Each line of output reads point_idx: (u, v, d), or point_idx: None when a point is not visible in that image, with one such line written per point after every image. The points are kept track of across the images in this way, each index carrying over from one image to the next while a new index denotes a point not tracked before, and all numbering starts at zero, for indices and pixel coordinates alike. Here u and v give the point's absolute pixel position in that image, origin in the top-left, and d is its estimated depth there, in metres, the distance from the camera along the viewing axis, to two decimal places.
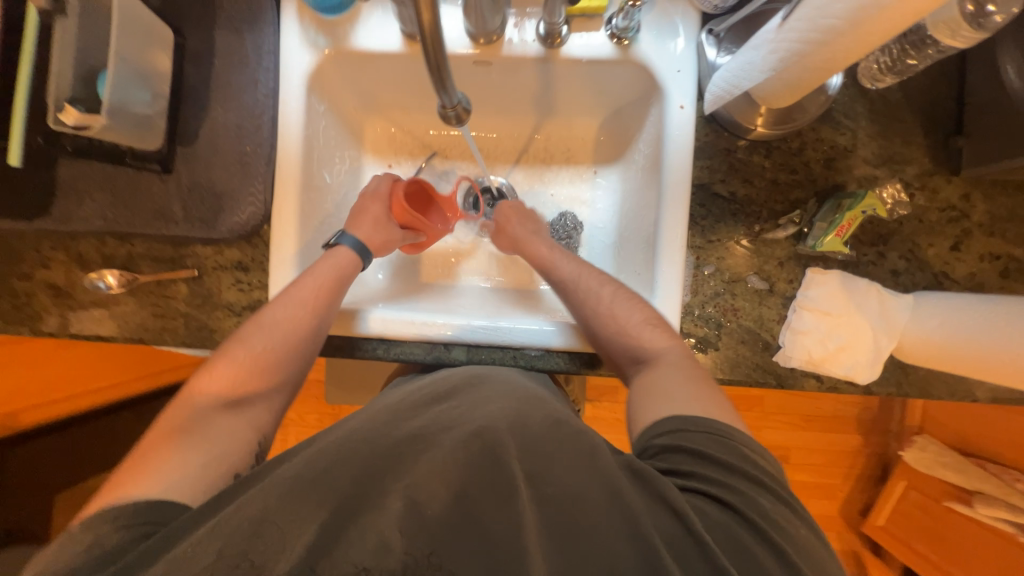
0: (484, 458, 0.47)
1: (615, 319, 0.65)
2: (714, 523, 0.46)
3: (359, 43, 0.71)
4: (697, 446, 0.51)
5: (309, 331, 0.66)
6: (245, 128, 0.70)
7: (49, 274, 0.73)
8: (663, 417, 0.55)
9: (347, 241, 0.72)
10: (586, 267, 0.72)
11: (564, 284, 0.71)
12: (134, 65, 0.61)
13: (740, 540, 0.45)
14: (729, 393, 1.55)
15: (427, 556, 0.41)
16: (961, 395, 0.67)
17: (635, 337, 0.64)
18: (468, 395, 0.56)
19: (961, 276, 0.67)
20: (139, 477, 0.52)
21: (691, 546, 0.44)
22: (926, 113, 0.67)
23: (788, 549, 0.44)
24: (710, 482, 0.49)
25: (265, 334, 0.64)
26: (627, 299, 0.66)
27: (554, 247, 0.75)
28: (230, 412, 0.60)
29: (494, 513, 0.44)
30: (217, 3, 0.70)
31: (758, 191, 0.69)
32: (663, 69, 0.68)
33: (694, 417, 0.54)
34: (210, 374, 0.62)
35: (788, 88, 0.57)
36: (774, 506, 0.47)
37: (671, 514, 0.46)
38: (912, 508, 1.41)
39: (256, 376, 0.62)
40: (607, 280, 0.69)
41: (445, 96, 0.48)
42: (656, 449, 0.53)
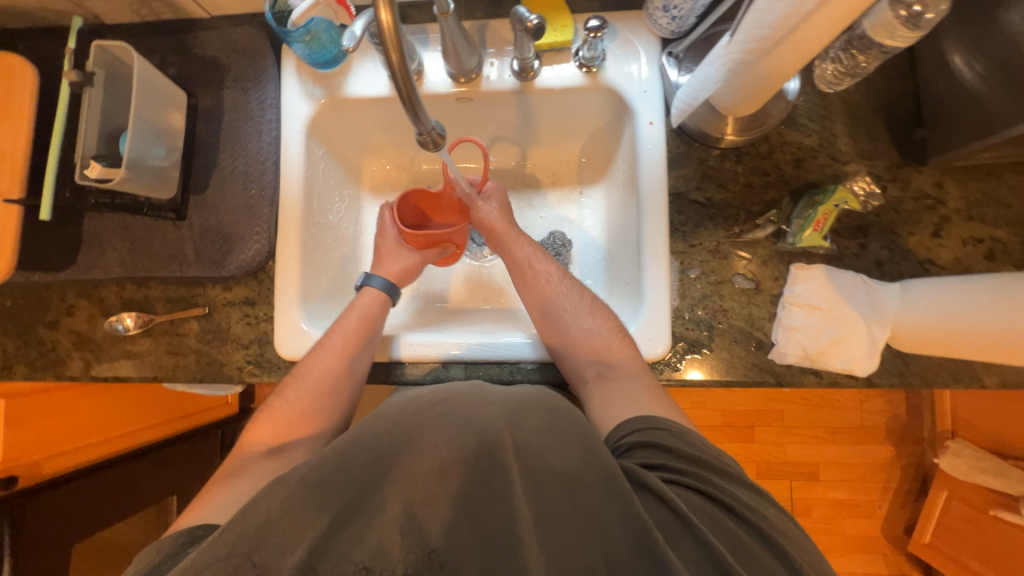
0: (482, 454, 0.50)
1: (583, 330, 0.68)
2: (698, 508, 0.47)
3: (352, 91, 0.78)
4: (661, 441, 0.53)
5: (341, 373, 0.68)
6: (251, 173, 0.77)
7: (73, 321, 0.79)
8: (628, 419, 0.57)
9: (375, 285, 0.75)
10: (566, 275, 0.74)
11: (541, 289, 0.73)
12: (151, 123, 0.68)
13: (723, 523, 0.47)
14: (746, 407, 1.51)
15: (428, 552, 0.44)
16: (968, 381, 0.66)
17: (600, 350, 0.67)
18: (467, 399, 0.57)
19: (946, 262, 0.68)
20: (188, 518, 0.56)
21: (680, 529, 0.45)
22: (885, 111, 0.71)
23: (770, 529, 0.46)
24: (687, 470, 0.50)
25: (306, 377, 0.68)
26: (599, 314, 0.69)
27: (536, 252, 0.75)
28: (271, 458, 0.63)
29: (488, 512, 0.46)
30: (225, 67, 0.78)
31: (734, 194, 0.72)
32: (631, 90, 0.73)
33: (653, 418, 0.56)
34: (257, 427, 0.66)
35: (745, 95, 0.61)
36: (745, 490, 0.50)
37: (656, 502, 0.47)
38: (956, 520, 1.32)
39: (299, 422, 0.66)
40: (586, 293, 0.72)
41: (419, 123, 0.52)
42: (625, 449, 0.55)
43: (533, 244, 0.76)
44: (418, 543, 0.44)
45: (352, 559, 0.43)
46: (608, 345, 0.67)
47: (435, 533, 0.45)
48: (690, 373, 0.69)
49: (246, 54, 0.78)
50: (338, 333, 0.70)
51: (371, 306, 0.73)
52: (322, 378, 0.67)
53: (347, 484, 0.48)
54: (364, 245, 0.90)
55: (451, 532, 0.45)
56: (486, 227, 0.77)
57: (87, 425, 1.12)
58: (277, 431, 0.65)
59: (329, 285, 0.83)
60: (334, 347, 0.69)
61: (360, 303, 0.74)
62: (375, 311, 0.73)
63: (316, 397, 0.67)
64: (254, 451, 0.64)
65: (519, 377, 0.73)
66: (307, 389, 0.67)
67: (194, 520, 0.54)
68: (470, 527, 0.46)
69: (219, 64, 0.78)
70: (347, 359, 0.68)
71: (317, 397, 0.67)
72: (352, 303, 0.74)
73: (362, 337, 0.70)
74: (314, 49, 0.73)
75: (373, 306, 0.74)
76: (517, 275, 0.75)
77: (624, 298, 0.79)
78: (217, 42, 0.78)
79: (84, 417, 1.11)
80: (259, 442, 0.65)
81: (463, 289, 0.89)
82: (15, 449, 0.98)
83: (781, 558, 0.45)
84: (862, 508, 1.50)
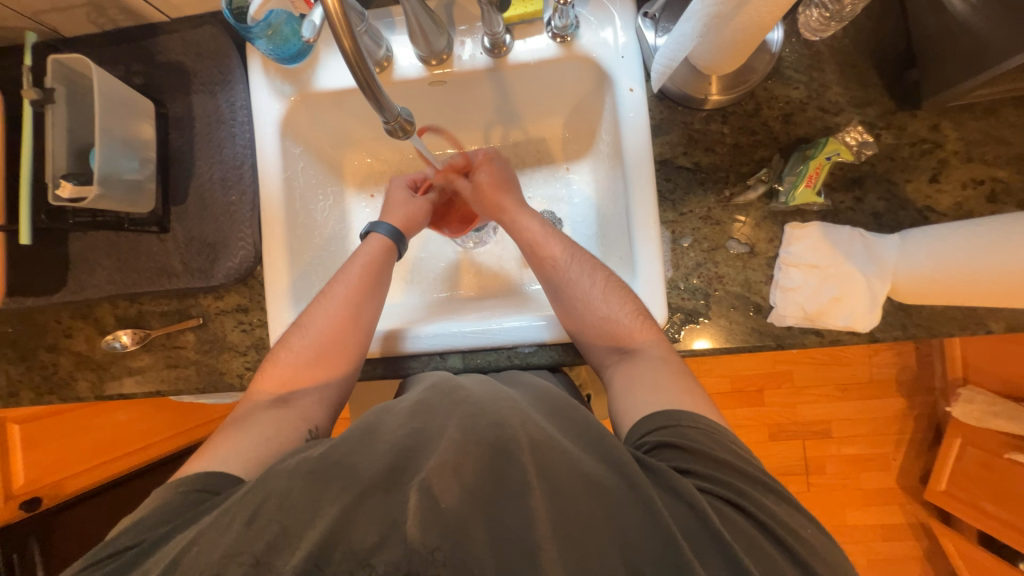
0: (497, 453, 0.49)
1: (599, 317, 0.65)
2: (729, 521, 0.46)
3: (322, 84, 0.76)
4: (691, 442, 0.52)
5: (353, 326, 0.69)
6: (229, 179, 0.75)
7: (72, 343, 0.79)
8: (652, 414, 0.56)
9: (384, 232, 0.75)
10: (575, 255, 0.71)
11: (551, 276, 0.71)
12: (120, 137, 0.67)
13: (755, 538, 0.45)
14: (755, 372, 1.50)
15: (432, 551, 0.42)
16: (974, 328, 0.64)
17: (619, 336, 0.65)
18: (485, 392, 0.59)
19: (947, 208, 0.65)
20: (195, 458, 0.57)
21: (706, 538, 0.45)
22: (875, 56, 0.68)
23: (793, 543, 0.46)
24: (718, 479, 0.49)
25: (313, 325, 0.68)
26: (616, 295, 0.66)
27: (546, 227, 0.74)
28: (276, 407, 0.63)
29: (493, 500, 0.46)
30: (191, 71, 0.76)
31: (722, 157, 0.70)
32: (608, 57, 0.70)
33: (680, 412, 0.55)
34: (265, 375, 0.66)
35: (725, 53, 0.59)
36: (778, 505, 0.48)
37: (684, 507, 0.47)
38: (971, 466, 1.32)
39: (308, 371, 0.66)
40: (600, 267, 0.69)
41: (384, 111, 0.51)
42: (651, 446, 0.53)
43: (541, 223, 0.74)
44: (417, 545, 0.42)
45: (353, 555, 0.42)
46: (627, 331, 0.64)
47: (438, 530, 0.43)
48: (699, 343, 0.68)
49: (211, 56, 0.76)
50: (344, 282, 0.71)
51: (378, 257, 0.74)
52: (330, 325, 0.68)
53: (346, 482, 0.47)
54: (353, 242, 0.89)
55: (459, 525, 0.44)
56: (483, 198, 0.78)
57: (104, 443, 1.15)
58: (285, 380, 0.65)
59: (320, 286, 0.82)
60: (340, 295, 0.70)
61: (366, 248, 0.74)
62: (376, 258, 0.74)
63: (325, 347, 0.67)
64: (261, 398, 0.64)
65: (517, 361, 0.73)
66: (314, 335, 0.67)
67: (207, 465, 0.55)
68: (474, 516, 0.45)
69: (184, 68, 0.76)
70: (354, 307, 0.69)
71: (328, 353, 0.67)
72: (358, 249, 0.76)
73: (367, 285, 0.71)
74: (278, 44, 0.71)
75: (382, 252, 0.74)
76: (529, 256, 0.73)
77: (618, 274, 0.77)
78: (180, 46, 0.76)
79: (101, 434, 1.13)
80: (267, 389, 0.64)
81: (460, 278, 0.89)
82: (34, 470, 1.07)
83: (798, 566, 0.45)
84: (877, 461, 1.50)
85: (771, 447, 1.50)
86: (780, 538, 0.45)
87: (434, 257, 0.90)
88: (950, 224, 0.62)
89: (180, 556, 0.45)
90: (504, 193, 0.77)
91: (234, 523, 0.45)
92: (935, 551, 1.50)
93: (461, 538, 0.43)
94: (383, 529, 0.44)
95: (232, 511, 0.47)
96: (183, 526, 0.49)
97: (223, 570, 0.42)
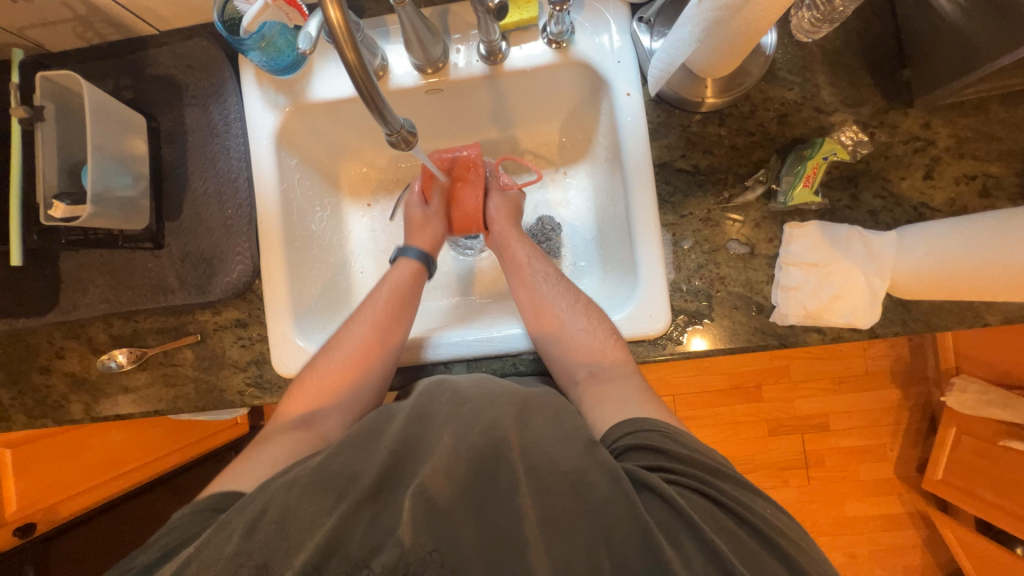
0: (487, 453, 0.49)
1: (575, 334, 0.67)
2: (701, 508, 0.46)
3: (317, 95, 0.75)
4: (657, 444, 0.51)
5: (377, 349, 0.68)
6: (225, 193, 0.74)
7: (65, 363, 0.77)
8: (617, 424, 0.56)
9: (412, 256, 0.76)
10: (561, 279, 0.73)
11: (538, 287, 0.72)
12: (113, 153, 0.66)
13: (724, 522, 0.46)
14: (754, 369, 1.51)
15: (431, 551, 0.42)
16: (971, 321, 0.65)
17: (593, 353, 0.65)
18: (478, 393, 0.58)
19: (941, 204, 0.67)
20: (220, 481, 0.56)
21: (681, 526, 0.44)
22: (866, 55, 0.69)
23: (777, 535, 0.45)
24: (687, 471, 0.49)
25: (339, 347, 0.68)
26: (593, 316, 0.68)
27: (533, 251, 0.76)
28: (301, 431, 0.62)
29: (499, 507, 0.46)
30: (182, 84, 0.75)
31: (720, 159, 0.70)
32: (605, 62, 0.70)
33: (645, 420, 0.55)
34: (290, 399, 0.65)
35: (722, 57, 0.60)
36: (744, 492, 0.48)
37: (658, 500, 0.47)
38: (967, 454, 1.34)
39: (333, 391, 0.65)
40: (580, 296, 0.71)
41: (387, 123, 0.50)
42: (621, 451, 0.53)
43: (530, 245, 0.77)
44: (412, 546, 0.42)
45: (352, 559, 0.42)
46: (600, 349, 0.65)
47: (435, 533, 0.43)
48: (697, 343, 0.69)
49: (201, 68, 0.75)
50: (370, 307, 0.71)
51: (408, 284, 0.74)
52: (355, 349, 0.67)
53: (346, 487, 0.47)
54: (351, 253, 0.88)
55: (458, 524, 0.44)
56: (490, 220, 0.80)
57: (104, 463, 1.14)
58: (310, 402, 0.65)
59: (320, 298, 0.80)
60: (370, 318, 0.70)
61: (395, 274, 0.75)
62: (406, 284, 0.74)
63: (352, 368, 0.66)
64: (285, 423, 0.63)
65: (523, 368, 0.73)
66: (340, 357, 0.67)
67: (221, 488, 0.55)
68: (478, 525, 0.45)
69: (175, 81, 0.75)
70: (379, 332, 0.69)
71: (350, 369, 0.66)
72: (387, 274, 0.76)
73: (394, 310, 0.71)
74: (271, 55, 0.70)
75: (410, 280, 0.74)
76: (514, 273, 0.75)
77: (619, 278, 0.76)
78: (170, 59, 0.75)
79: (98, 454, 1.12)
80: (292, 413, 0.64)
81: (465, 287, 0.88)
82: (29, 495, 1.01)
83: (788, 568, 0.44)
84: (875, 453, 1.52)
85: (770, 442, 1.51)
86: (746, 518, 0.46)
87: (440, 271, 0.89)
88: (938, 223, 0.63)
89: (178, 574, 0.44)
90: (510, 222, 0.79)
91: (233, 537, 0.44)
92: (934, 538, 1.53)
93: (452, 538, 0.43)
94: (380, 534, 0.44)
95: (235, 527, 0.46)
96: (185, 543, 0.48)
97: None
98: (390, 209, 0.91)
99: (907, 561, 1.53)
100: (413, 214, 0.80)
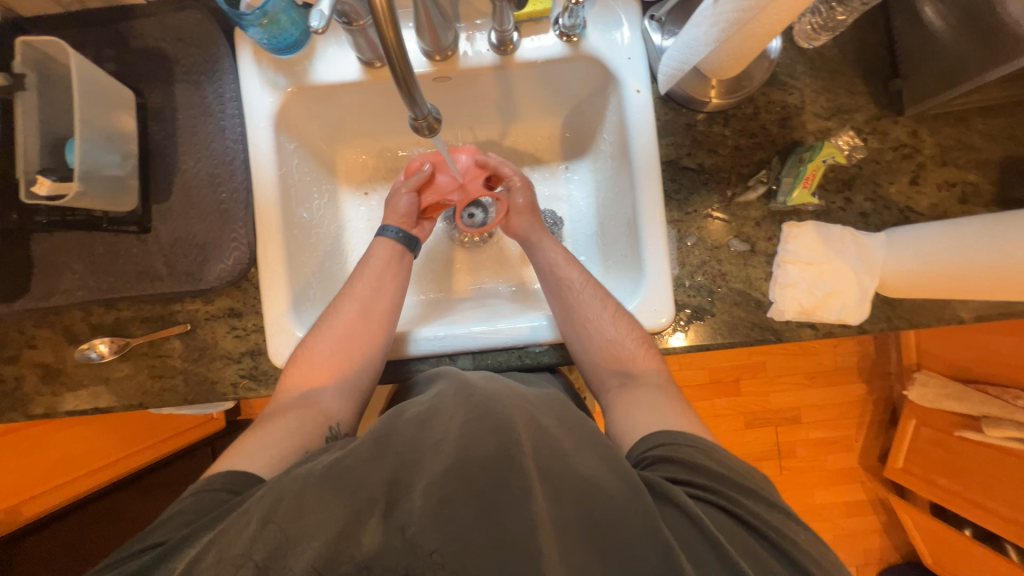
0: (498, 460, 0.46)
1: (606, 339, 0.66)
2: (725, 528, 0.46)
3: (319, 77, 0.73)
4: (689, 458, 0.51)
5: (371, 341, 0.67)
6: (219, 176, 0.71)
7: (37, 354, 0.72)
8: (650, 434, 0.55)
9: (392, 235, 0.75)
10: (590, 281, 0.71)
11: (564, 295, 0.70)
12: (101, 129, 0.62)
13: (750, 544, 0.45)
14: (734, 364, 1.57)
15: (431, 553, 0.40)
16: (948, 319, 0.69)
17: (623, 359, 0.66)
18: (486, 388, 0.57)
19: (925, 208, 0.71)
20: (236, 452, 0.55)
21: (706, 547, 0.44)
22: (861, 64, 0.73)
23: (804, 559, 0.45)
24: (712, 488, 0.49)
25: (330, 329, 0.66)
26: (625, 322, 0.67)
27: (562, 250, 0.74)
28: (301, 404, 0.61)
29: (508, 513, 0.43)
30: (173, 59, 0.71)
31: (724, 158, 0.73)
32: (615, 58, 0.71)
33: (677, 433, 0.54)
34: (289, 374, 0.64)
35: (733, 60, 0.61)
36: (773, 515, 0.48)
37: (681, 516, 0.46)
38: (925, 444, 1.44)
39: (329, 368, 0.64)
40: (609, 295, 0.70)
41: (415, 107, 0.49)
42: (651, 462, 0.52)
43: (557, 244, 0.75)
44: (416, 544, 0.41)
45: (358, 558, 0.40)
46: (630, 356, 0.66)
47: (442, 531, 0.41)
48: (677, 339, 0.71)
49: (195, 43, 0.71)
50: (360, 287, 0.70)
51: (390, 260, 0.73)
52: (345, 326, 0.66)
53: (357, 488, 0.45)
54: (348, 242, 0.86)
55: (467, 524, 0.42)
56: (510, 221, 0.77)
57: (69, 460, 1.06)
58: (311, 375, 0.64)
59: (317, 287, 0.78)
60: (351, 297, 0.69)
61: (375, 252, 0.73)
62: (385, 264, 0.73)
63: (349, 349, 0.65)
64: (286, 399, 0.62)
65: (528, 361, 0.73)
66: (333, 335, 0.66)
67: (230, 466, 0.53)
68: (485, 529, 0.42)
69: (164, 55, 0.71)
70: (366, 307, 0.68)
71: (348, 352, 0.65)
72: (367, 251, 0.75)
73: (380, 287, 0.70)
74: (274, 33, 0.67)
75: (388, 255, 0.73)
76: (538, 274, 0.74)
77: (620, 273, 0.77)
78: (160, 31, 0.71)
79: (66, 451, 1.05)
80: (292, 388, 0.63)
81: (452, 272, 0.88)
82: None
83: None
84: (842, 443, 1.61)
85: (747, 434, 1.58)
86: (776, 542, 0.45)
87: (437, 245, 0.89)
88: (938, 223, 0.66)
89: (188, 565, 0.42)
90: (528, 221, 0.76)
91: (250, 522, 0.43)
92: (892, 523, 1.63)
93: (459, 542, 0.41)
94: (387, 535, 0.42)
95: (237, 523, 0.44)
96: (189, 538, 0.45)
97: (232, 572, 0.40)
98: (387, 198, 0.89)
99: (868, 544, 1.63)
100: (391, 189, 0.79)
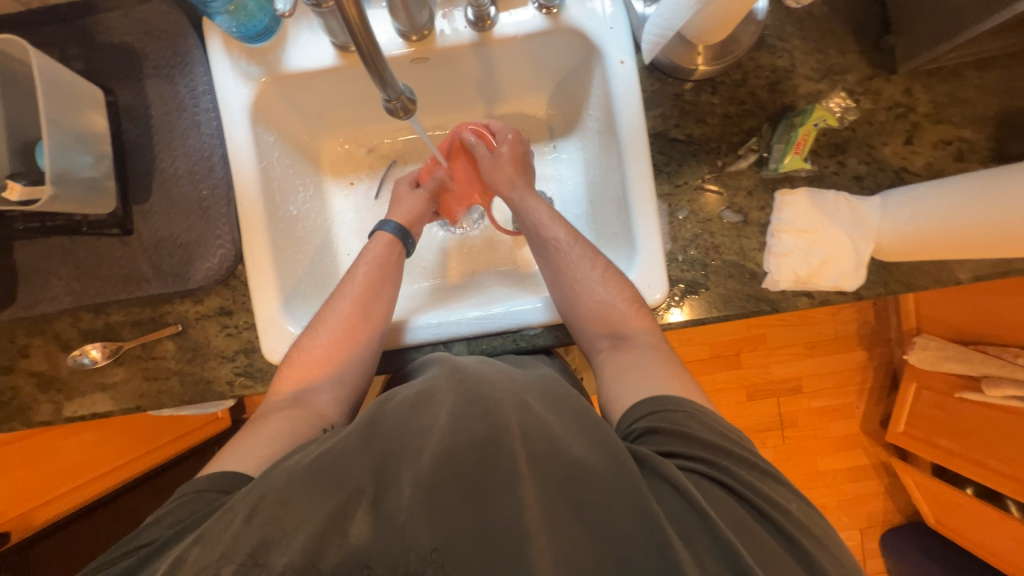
0: (487, 445, 0.46)
1: (595, 301, 0.65)
2: (715, 499, 0.46)
3: (293, 64, 0.70)
4: (679, 427, 0.51)
5: (360, 338, 0.65)
6: (198, 172, 0.69)
7: (31, 362, 0.71)
8: (642, 399, 0.55)
9: (391, 230, 0.74)
10: (577, 240, 0.70)
11: (553, 258, 0.70)
12: (71, 130, 0.61)
13: (742, 518, 0.45)
14: (735, 337, 1.57)
15: (431, 551, 0.40)
16: (946, 280, 0.68)
17: (613, 320, 0.64)
18: (479, 368, 0.57)
19: (920, 168, 0.69)
20: (225, 455, 0.54)
21: (694, 519, 0.44)
22: (853, 22, 0.70)
23: (798, 534, 0.45)
24: (703, 458, 0.49)
25: (324, 327, 0.65)
26: (614, 283, 0.66)
27: (551, 213, 0.73)
28: (292, 407, 0.60)
29: (496, 497, 0.43)
30: (141, 53, 0.69)
31: (713, 127, 0.71)
32: (597, 29, 0.69)
33: (668, 399, 0.54)
34: (283, 375, 0.63)
35: (716, 22, 0.59)
36: (767, 488, 0.47)
37: (671, 490, 0.46)
38: (925, 406, 1.45)
39: (322, 364, 0.63)
40: (597, 258, 0.68)
41: (387, 87, 0.48)
42: (640, 433, 0.52)
43: (546, 206, 0.74)
44: (414, 543, 0.41)
45: (352, 557, 0.40)
46: (622, 316, 0.64)
47: (437, 533, 0.41)
48: (674, 315, 0.70)
49: (163, 35, 0.69)
50: (354, 291, 0.68)
51: (389, 256, 0.73)
52: (340, 325, 0.65)
53: (342, 479, 0.45)
54: (336, 234, 0.85)
55: (460, 515, 0.42)
56: (496, 180, 0.77)
57: (76, 467, 1.07)
58: (302, 376, 0.62)
59: (308, 281, 0.77)
60: (354, 297, 0.67)
61: (374, 248, 0.73)
62: (385, 258, 0.72)
63: (337, 347, 0.64)
64: (280, 400, 0.61)
65: (523, 345, 0.72)
66: (327, 337, 0.64)
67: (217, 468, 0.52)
68: (480, 524, 0.42)
69: (132, 50, 0.69)
70: (366, 307, 0.67)
71: (340, 350, 0.64)
72: (367, 247, 0.74)
73: (377, 289, 0.68)
74: (242, 20, 0.66)
75: (389, 253, 0.73)
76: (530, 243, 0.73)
77: (612, 250, 0.76)
78: (125, 25, 0.68)
79: (70, 459, 1.05)
80: (286, 389, 0.61)
81: (444, 262, 0.87)
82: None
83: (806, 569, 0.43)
84: (843, 411, 1.62)
85: (748, 406, 1.59)
86: (769, 516, 0.45)
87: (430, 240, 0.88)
88: (950, 179, 0.64)
89: (184, 554, 0.42)
90: (513, 179, 0.76)
91: (235, 519, 0.43)
92: (895, 486, 1.64)
93: (452, 535, 0.41)
94: (380, 532, 0.41)
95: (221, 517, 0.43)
96: (185, 526, 0.46)
97: (221, 570, 0.40)
98: (374, 187, 0.87)
99: (872, 508, 1.64)
100: (400, 193, 0.80)
